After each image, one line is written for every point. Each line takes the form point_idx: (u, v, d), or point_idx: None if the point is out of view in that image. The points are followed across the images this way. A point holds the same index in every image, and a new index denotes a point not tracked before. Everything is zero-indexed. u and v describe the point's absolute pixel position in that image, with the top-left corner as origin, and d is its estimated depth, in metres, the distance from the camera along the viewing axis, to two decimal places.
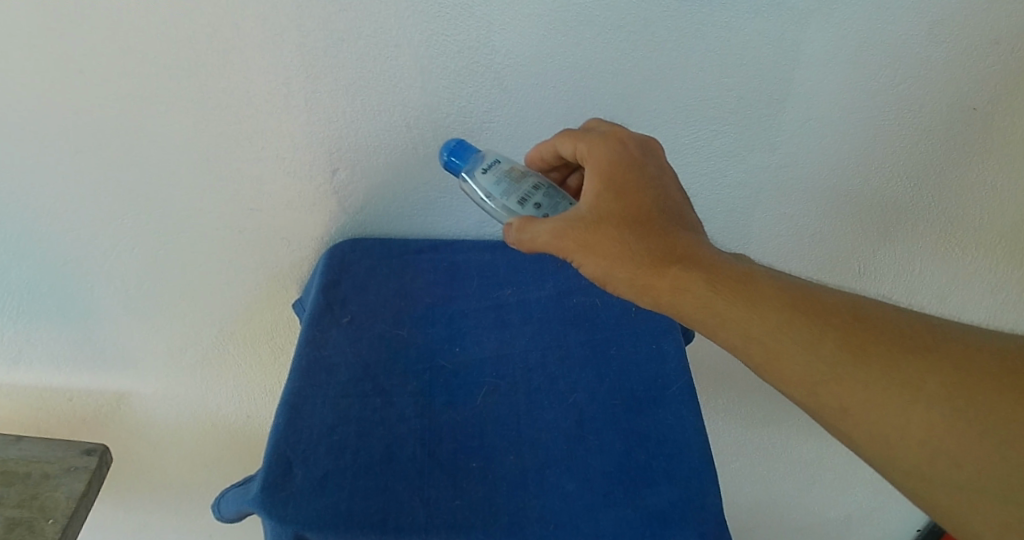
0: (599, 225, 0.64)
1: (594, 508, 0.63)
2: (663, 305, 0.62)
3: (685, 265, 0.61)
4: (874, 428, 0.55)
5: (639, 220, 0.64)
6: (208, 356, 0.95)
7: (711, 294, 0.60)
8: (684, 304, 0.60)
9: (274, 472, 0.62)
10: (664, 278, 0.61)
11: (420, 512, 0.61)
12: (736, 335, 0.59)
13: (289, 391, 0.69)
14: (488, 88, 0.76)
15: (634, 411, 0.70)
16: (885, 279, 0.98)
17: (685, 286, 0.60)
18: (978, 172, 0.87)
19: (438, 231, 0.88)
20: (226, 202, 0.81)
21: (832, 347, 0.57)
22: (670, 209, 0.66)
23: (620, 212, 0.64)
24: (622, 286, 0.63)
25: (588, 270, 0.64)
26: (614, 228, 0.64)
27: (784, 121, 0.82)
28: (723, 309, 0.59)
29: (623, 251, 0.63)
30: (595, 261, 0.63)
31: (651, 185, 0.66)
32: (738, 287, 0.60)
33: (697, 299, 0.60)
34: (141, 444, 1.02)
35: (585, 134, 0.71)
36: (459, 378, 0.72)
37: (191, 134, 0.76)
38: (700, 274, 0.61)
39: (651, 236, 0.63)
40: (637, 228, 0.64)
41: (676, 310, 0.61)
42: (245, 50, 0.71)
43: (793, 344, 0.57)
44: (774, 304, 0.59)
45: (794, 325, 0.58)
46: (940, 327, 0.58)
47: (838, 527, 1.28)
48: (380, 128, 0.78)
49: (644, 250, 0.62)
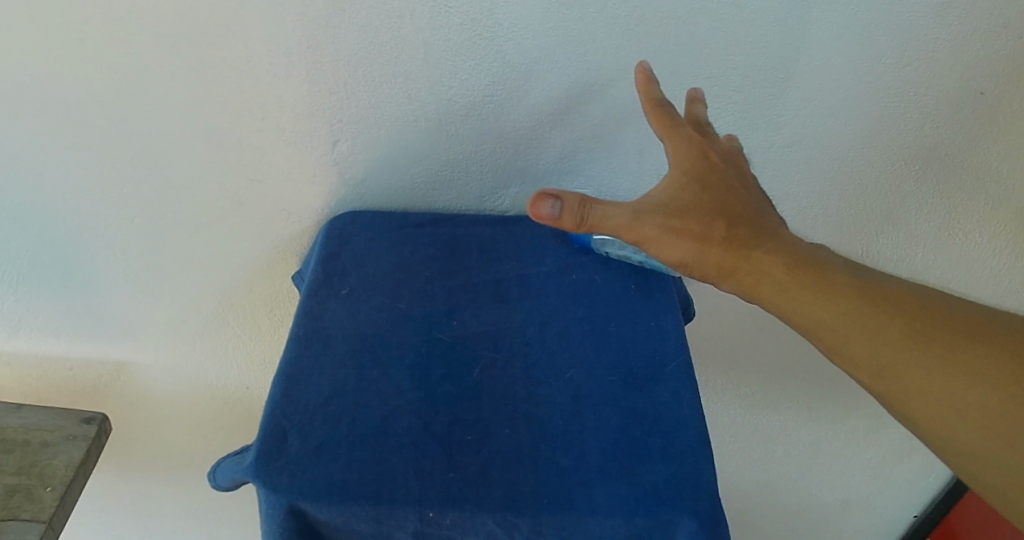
0: (685, 210, 0.63)
1: (589, 484, 0.63)
2: (742, 288, 0.63)
3: (767, 249, 0.63)
4: (933, 409, 0.57)
5: (723, 206, 0.64)
6: (208, 327, 0.95)
7: (788, 278, 0.61)
8: (762, 287, 0.62)
9: (270, 441, 0.63)
10: (745, 257, 0.62)
11: (414, 484, 0.61)
12: (808, 319, 0.61)
13: (286, 362, 0.69)
14: (490, 61, 0.75)
15: (632, 388, 0.70)
16: (886, 262, 0.97)
17: (766, 269, 0.62)
18: (983, 155, 0.86)
19: (438, 205, 0.87)
20: (227, 172, 0.81)
21: (900, 335, 0.59)
22: (752, 204, 0.66)
23: (702, 203, 0.64)
24: (709, 265, 0.63)
25: (665, 255, 0.63)
26: (696, 217, 0.63)
27: (789, 101, 0.81)
28: (801, 295, 0.61)
29: (708, 232, 0.63)
30: (672, 248, 0.62)
31: (732, 175, 0.67)
32: (815, 273, 0.62)
33: (774, 283, 0.62)
34: (140, 415, 1.03)
35: (671, 109, 0.68)
36: (457, 351, 0.71)
37: (193, 102, 0.76)
38: (778, 260, 0.62)
39: (734, 226, 0.63)
40: (719, 218, 0.63)
41: (753, 295, 0.62)
42: (248, 20, 0.70)
43: (860, 327, 0.60)
44: (845, 291, 0.61)
45: (864, 314, 0.60)
46: (1004, 321, 0.59)
47: (835, 511, 1.28)
48: (381, 100, 0.77)
49: (729, 233, 0.63)
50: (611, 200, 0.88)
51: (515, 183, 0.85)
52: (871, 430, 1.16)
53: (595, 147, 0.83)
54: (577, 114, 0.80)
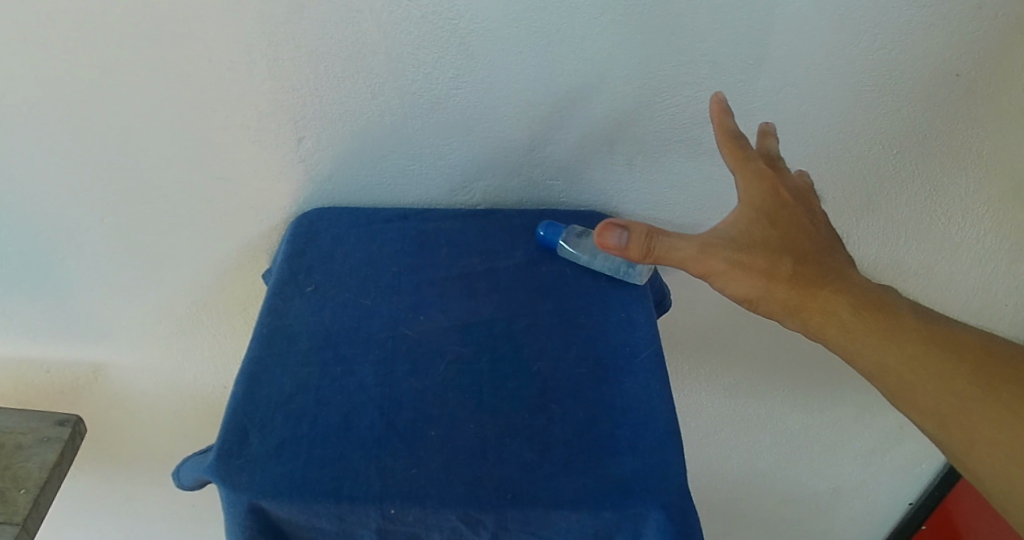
0: (756, 246, 0.64)
1: (553, 477, 0.62)
2: (810, 328, 0.63)
3: (834, 289, 0.64)
4: (989, 454, 0.59)
5: (792, 243, 0.65)
6: (183, 326, 0.94)
7: (856, 321, 0.63)
8: (831, 327, 0.63)
9: (231, 439, 0.63)
10: (813, 299, 0.63)
11: (375, 481, 0.61)
12: (874, 361, 0.62)
13: (250, 360, 0.68)
14: (453, 54, 0.75)
15: (600, 380, 0.69)
16: (869, 251, 0.95)
17: (833, 312, 0.63)
18: (962, 140, 0.85)
19: (408, 200, 0.86)
20: (194, 171, 0.81)
21: (964, 386, 0.61)
22: (820, 242, 0.67)
23: (774, 239, 0.65)
24: (777, 302, 0.63)
25: (735, 290, 0.63)
26: (767, 253, 0.64)
27: (760, 88, 0.79)
28: (870, 338, 0.62)
29: (778, 270, 0.64)
30: (743, 283, 0.63)
31: (802, 210, 0.68)
32: (882, 319, 0.63)
33: (843, 324, 0.63)
34: (119, 416, 1.02)
35: (743, 140, 0.70)
36: (423, 346, 0.71)
37: (156, 101, 0.75)
38: (847, 301, 0.63)
39: (806, 266, 0.64)
40: (791, 256, 0.64)
41: (821, 335, 0.63)
42: (206, 17, 0.70)
43: (923, 370, 0.61)
44: (910, 334, 0.62)
45: (928, 362, 0.61)
46: None
47: (826, 503, 1.27)
48: (345, 95, 0.76)
49: (798, 271, 0.64)
50: (584, 192, 0.87)
51: (485, 177, 0.85)
52: (859, 420, 1.14)
53: (564, 139, 0.82)
54: (545, 105, 0.79)
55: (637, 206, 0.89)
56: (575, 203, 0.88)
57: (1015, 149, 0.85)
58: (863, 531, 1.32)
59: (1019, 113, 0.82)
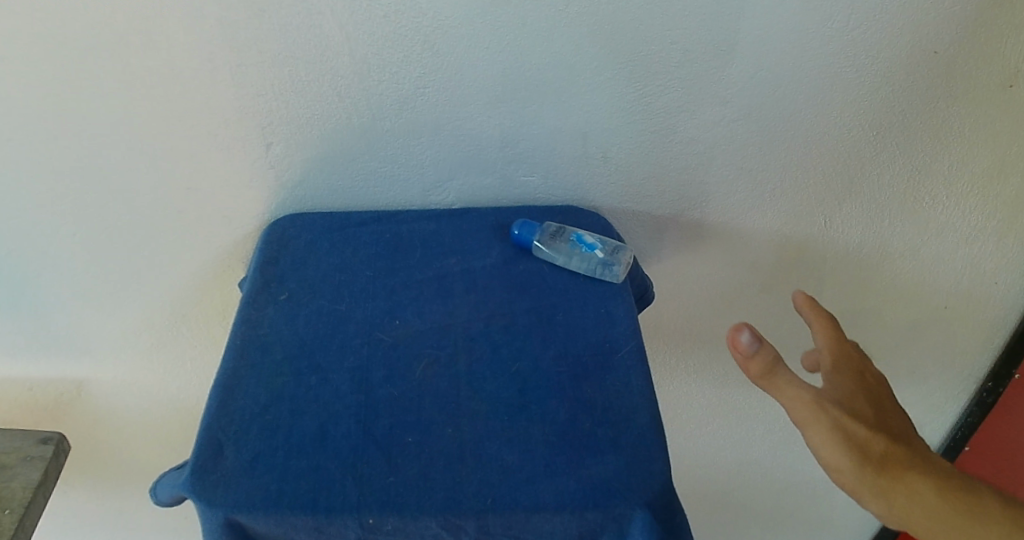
0: (845, 406, 0.66)
1: (534, 479, 0.60)
2: (894, 510, 0.63)
3: (918, 471, 0.65)
4: None
5: (876, 415, 0.67)
6: (163, 339, 0.94)
7: (940, 502, 0.64)
8: (915, 511, 0.63)
9: (205, 454, 0.62)
10: (898, 477, 0.64)
11: (352, 491, 0.60)
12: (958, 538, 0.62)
13: (223, 373, 0.67)
14: (419, 52, 0.73)
15: (580, 378, 0.68)
16: (854, 233, 0.94)
17: (917, 489, 0.64)
18: (943, 117, 0.83)
19: (382, 203, 0.85)
20: (164, 182, 0.80)
21: None
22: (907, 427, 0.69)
23: (858, 402, 0.67)
24: (865, 482, 0.63)
25: (824, 456, 0.63)
26: (857, 416, 0.65)
27: (734, 74, 0.78)
28: (958, 524, 0.63)
29: (870, 450, 0.64)
30: (834, 449, 0.63)
31: (878, 374, 0.71)
32: (965, 501, 0.64)
33: (930, 512, 0.63)
34: (104, 431, 1.02)
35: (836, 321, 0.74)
36: (399, 351, 0.70)
37: (121, 114, 0.74)
38: (931, 485, 0.64)
39: (892, 439, 0.65)
40: (879, 427, 0.66)
41: (906, 521, 0.63)
42: (165, 25, 0.69)
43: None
44: (993, 515, 0.64)
45: None
46: None
47: (824, 489, 1.26)
48: (311, 98, 0.75)
49: (887, 451, 0.64)
50: (560, 187, 0.86)
51: (459, 176, 0.84)
52: None
53: (537, 134, 0.81)
54: (516, 101, 0.78)
55: (614, 199, 0.88)
56: (551, 198, 0.87)
57: (997, 124, 0.84)
58: (863, 516, 1.31)
59: (999, 87, 0.81)
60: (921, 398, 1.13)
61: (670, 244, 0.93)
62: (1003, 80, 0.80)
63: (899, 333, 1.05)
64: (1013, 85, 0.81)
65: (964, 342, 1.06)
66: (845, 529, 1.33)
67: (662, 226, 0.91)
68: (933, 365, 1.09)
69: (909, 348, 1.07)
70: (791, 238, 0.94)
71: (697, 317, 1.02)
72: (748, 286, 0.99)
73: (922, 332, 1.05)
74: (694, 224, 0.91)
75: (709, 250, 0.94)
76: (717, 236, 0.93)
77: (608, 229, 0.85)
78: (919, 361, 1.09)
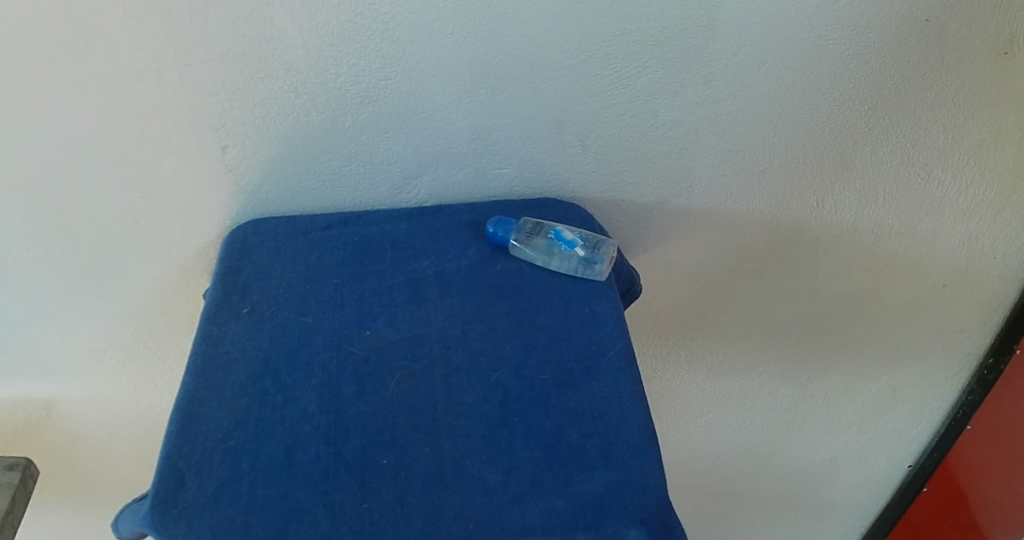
0: None
1: (519, 501, 0.57)
2: None
3: None
4: None
5: None
6: (130, 353, 0.90)
7: None
8: None
9: (165, 486, 0.57)
10: None
11: (324, 520, 0.56)
12: None
13: (183, 396, 0.63)
14: (377, 42, 0.68)
15: (565, 386, 0.64)
16: (847, 213, 0.90)
17: None
18: (937, 88, 0.79)
19: (349, 203, 0.80)
20: (116, 193, 0.75)
21: None
22: None
23: None
24: None
25: None
26: None
27: (716, 51, 0.73)
28: None
29: None
30: None
31: None
32: None
33: None
34: (77, 449, 0.99)
35: None
36: (370, 364, 0.66)
37: (63, 123, 0.69)
38: None
39: None
40: None
41: None
42: (104, 27, 0.64)
43: None
44: None
45: None
46: None
47: (825, 474, 1.23)
48: (266, 97, 0.70)
49: None
50: (536, 179, 0.81)
51: (429, 171, 0.79)
52: (850, 385, 1.11)
53: (510, 124, 0.76)
54: (484, 89, 0.73)
55: (594, 188, 0.83)
56: (528, 190, 0.82)
57: (994, 94, 0.80)
58: (864, 498, 1.28)
59: (994, 55, 0.77)
60: (921, 377, 1.10)
61: (656, 233, 0.89)
62: (999, 47, 0.76)
63: (896, 313, 1.02)
64: (1009, 53, 0.77)
65: (964, 320, 1.02)
66: (846, 512, 1.30)
67: (646, 215, 0.87)
68: (932, 343, 1.06)
69: (907, 328, 1.04)
70: (782, 222, 0.90)
71: (684, 306, 0.99)
72: (738, 273, 0.96)
73: (920, 311, 1.02)
74: (679, 211, 0.87)
75: (695, 238, 0.90)
76: (705, 222, 0.89)
77: (588, 221, 0.81)
78: (917, 340, 1.05)
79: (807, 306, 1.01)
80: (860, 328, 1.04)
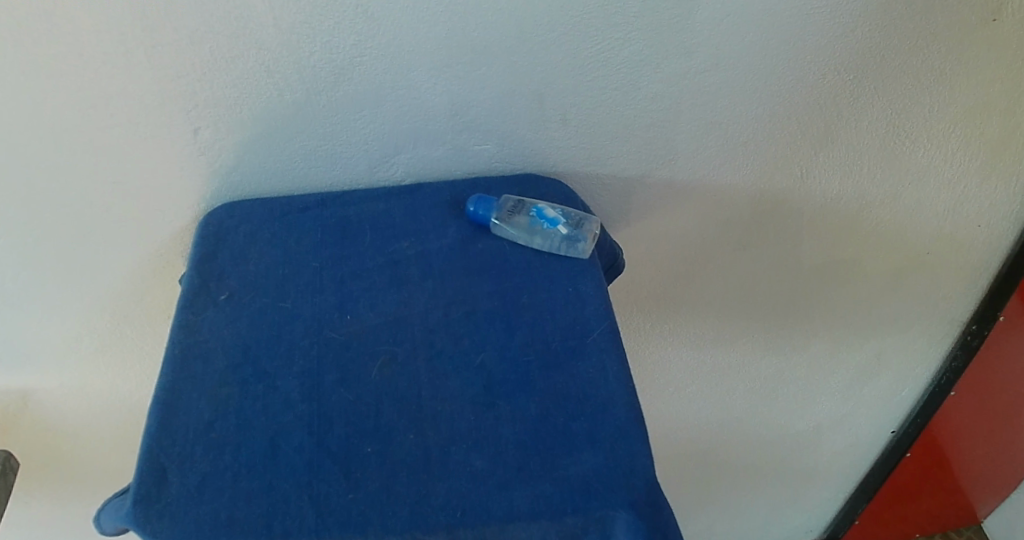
0: None
1: (506, 486, 0.56)
2: None
3: None
4: None
5: None
6: (107, 340, 0.88)
7: None
8: None
9: (147, 481, 0.56)
10: None
11: (308, 512, 0.55)
12: None
13: (162, 388, 0.62)
14: (351, 18, 0.66)
15: (550, 367, 0.63)
16: (831, 183, 0.89)
17: None
18: (923, 56, 0.78)
19: (326, 183, 0.78)
20: (86, 178, 0.73)
21: None
22: None
23: None
24: None
25: None
26: None
27: (700, 21, 0.72)
28: None
29: None
30: None
31: None
32: None
33: None
34: (56, 438, 0.97)
35: None
36: (351, 350, 0.65)
37: (28, 109, 0.67)
38: None
39: None
40: None
41: None
42: (67, 7, 0.61)
43: None
44: None
45: None
46: None
47: (809, 440, 1.24)
48: (237, 77, 0.68)
49: None
50: (516, 154, 0.80)
51: (406, 149, 0.77)
52: (835, 353, 1.11)
53: (489, 100, 0.74)
54: (463, 64, 0.71)
55: (576, 163, 0.82)
56: (508, 166, 0.81)
57: (980, 62, 0.79)
58: (847, 464, 1.29)
59: (981, 23, 0.76)
60: (904, 344, 1.10)
61: (640, 207, 0.88)
62: (986, 14, 0.75)
63: (879, 281, 1.02)
64: (996, 20, 0.76)
65: (947, 286, 1.03)
66: (830, 477, 1.32)
67: (629, 189, 0.85)
68: (914, 310, 1.06)
69: (891, 295, 1.04)
70: (766, 192, 0.89)
71: (668, 279, 0.98)
72: (721, 245, 0.95)
73: (903, 279, 1.02)
74: (663, 184, 0.86)
75: (680, 210, 0.89)
76: (688, 195, 0.88)
77: (570, 197, 0.80)
78: (900, 307, 1.06)
79: (790, 276, 1.01)
80: (844, 295, 1.04)
